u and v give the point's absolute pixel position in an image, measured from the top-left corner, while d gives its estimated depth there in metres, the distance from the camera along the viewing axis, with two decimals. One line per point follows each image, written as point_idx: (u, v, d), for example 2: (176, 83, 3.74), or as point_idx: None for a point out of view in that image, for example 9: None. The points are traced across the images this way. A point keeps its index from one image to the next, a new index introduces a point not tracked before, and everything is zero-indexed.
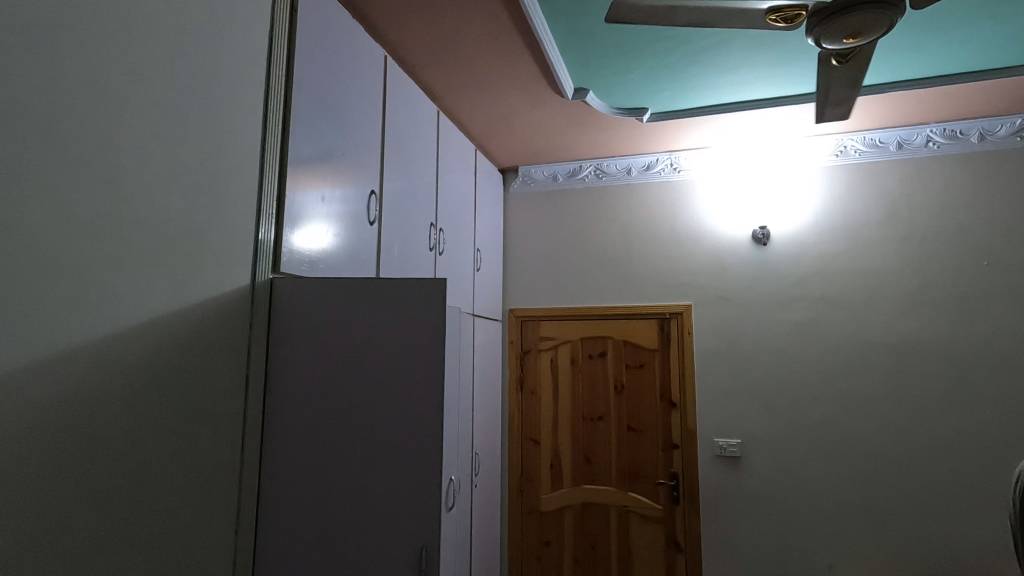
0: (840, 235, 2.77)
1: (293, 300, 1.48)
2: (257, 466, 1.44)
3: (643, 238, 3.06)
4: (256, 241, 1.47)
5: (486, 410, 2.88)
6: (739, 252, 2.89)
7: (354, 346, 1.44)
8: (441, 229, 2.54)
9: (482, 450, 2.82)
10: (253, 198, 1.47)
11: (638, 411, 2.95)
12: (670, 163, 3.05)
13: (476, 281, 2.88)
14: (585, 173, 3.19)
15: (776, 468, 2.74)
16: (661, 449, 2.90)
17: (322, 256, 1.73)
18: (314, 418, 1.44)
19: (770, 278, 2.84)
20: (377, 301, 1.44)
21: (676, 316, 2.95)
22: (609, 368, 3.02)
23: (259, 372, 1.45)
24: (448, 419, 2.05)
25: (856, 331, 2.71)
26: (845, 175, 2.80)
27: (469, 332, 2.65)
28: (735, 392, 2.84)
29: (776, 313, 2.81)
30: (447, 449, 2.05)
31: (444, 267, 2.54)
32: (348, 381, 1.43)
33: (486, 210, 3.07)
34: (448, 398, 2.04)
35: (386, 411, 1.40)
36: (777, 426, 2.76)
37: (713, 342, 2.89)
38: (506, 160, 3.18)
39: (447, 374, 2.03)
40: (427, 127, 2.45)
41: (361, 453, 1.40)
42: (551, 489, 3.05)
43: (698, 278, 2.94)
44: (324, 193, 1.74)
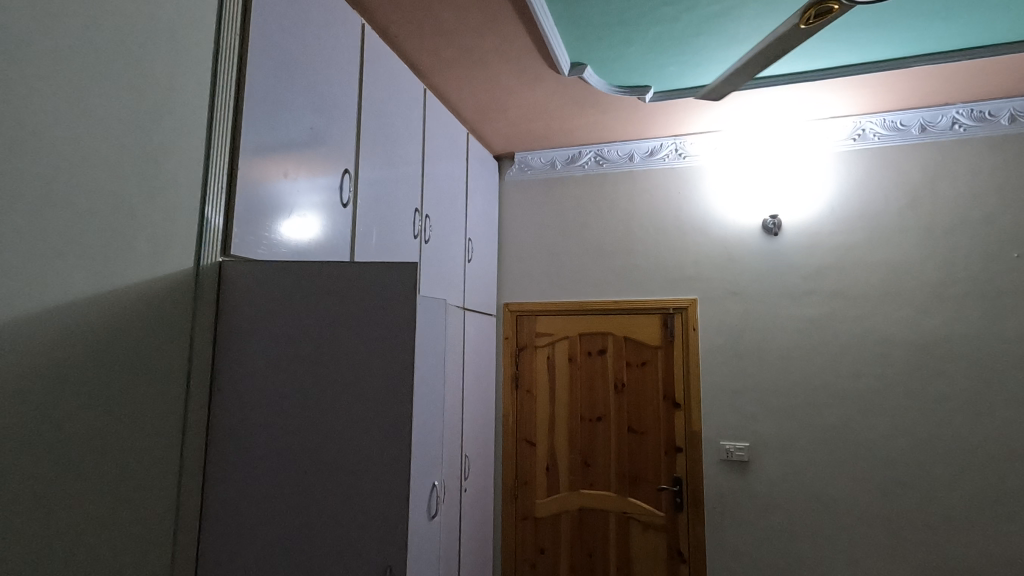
0: (857, 224, 2.58)
1: (245, 284, 1.31)
2: (201, 471, 1.28)
3: (646, 228, 2.88)
4: (202, 220, 1.28)
5: (476, 410, 2.70)
6: (748, 243, 2.71)
7: (315, 337, 1.28)
8: (427, 216, 2.36)
9: (473, 452, 2.65)
10: (199, 170, 1.28)
11: (639, 412, 2.78)
12: (675, 148, 2.86)
13: (467, 272, 2.71)
14: (585, 159, 3.01)
15: (787, 474, 2.56)
16: (663, 453, 2.73)
17: (285, 239, 1.54)
18: (268, 418, 1.27)
19: (781, 270, 2.66)
20: (339, 289, 1.28)
21: (680, 311, 2.78)
22: (610, 366, 2.84)
23: (204, 366, 1.28)
24: (428, 423, 1.88)
25: (875, 326, 2.52)
26: (862, 160, 2.61)
27: (458, 326, 2.48)
28: (743, 391, 2.65)
29: (788, 307, 2.63)
30: (424, 456, 1.87)
31: (431, 256, 2.36)
32: (308, 377, 1.27)
33: (479, 199, 2.89)
34: (426, 400, 1.86)
35: (349, 410, 1.24)
36: (788, 428, 2.58)
37: (720, 339, 2.71)
38: (501, 145, 3.00)
39: (421, 374, 1.83)
40: (414, 105, 2.28)
41: (320, 458, 1.24)
42: (547, 493, 2.89)
43: (704, 271, 2.76)
44: (289, 169, 1.55)
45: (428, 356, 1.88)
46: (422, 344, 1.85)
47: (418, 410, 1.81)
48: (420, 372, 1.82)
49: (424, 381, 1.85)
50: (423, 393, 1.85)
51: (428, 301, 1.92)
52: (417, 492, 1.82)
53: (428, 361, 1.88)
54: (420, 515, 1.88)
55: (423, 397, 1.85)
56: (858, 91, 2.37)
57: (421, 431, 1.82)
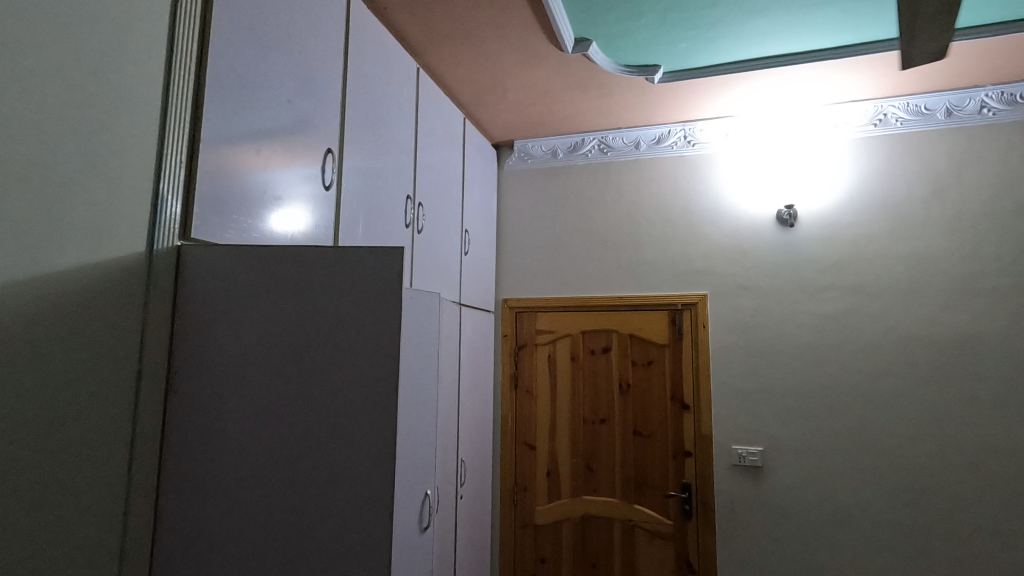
0: (878, 215, 2.43)
1: (206, 272, 1.15)
2: (153, 486, 1.11)
3: (653, 220, 2.73)
4: (155, 197, 1.12)
5: (473, 412, 2.55)
6: (762, 235, 2.56)
7: (287, 332, 1.12)
8: (420, 204, 2.19)
9: (469, 457, 2.50)
10: (152, 141, 1.12)
11: (645, 414, 2.63)
12: (683, 135, 2.71)
13: (464, 266, 2.55)
14: (588, 147, 2.85)
15: (803, 480, 2.40)
16: (671, 457, 2.58)
17: (260, 223, 1.37)
18: (233, 425, 1.11)
19: (797, 263, 2.50)
20: (313, 278, 1.12)
21: (689, 307, 2.62)
22: (614, 365, 2.69)
23: (158, 365, 1.12)
24: (417, 427, 1.72)
25: (897, 323, 2.37)
26: (883, 147, 2.45)
27: (452, 323, 2.32)
28: (756, 392, 2.50)
29: (804, 303, 2.48)
30: (411, 464, 1.71)
31: (424, 248, 2.20)
32: (279, 377, 1.11)
33: (476, 188, 2.74)
34: (413, 403, 1.70)
35: (325, 416, 1.08)
36: (804, 431, 2.43)
37: (732, 337, 2.55)
38: (500, 132, 2.85)
39: (407, 374, 1.67)
40: (406, 85, 2.12)
41: (292, 470, 1.08)
42: (547, 499, 2.73)
43: (715, 264, 2.61)
44: (263, 145, 1.38)
45: (417, 354, 1.72)
46: (409, 340, 1.69)
47: (403, 415, 1.65)
48: (405, 371, 1.66)
49: (410, 382, 1.69)
50: (411, 394, 1.69)
51: (419, 293, 1.77)
52: (405, 502, 1.66)
53: (416, 360, 1.72)
54: (410, 527, 1.72)
55: (410, 400, 1.69)
56: (881, 71, 2.21)
57: (407, 437, 1.67)
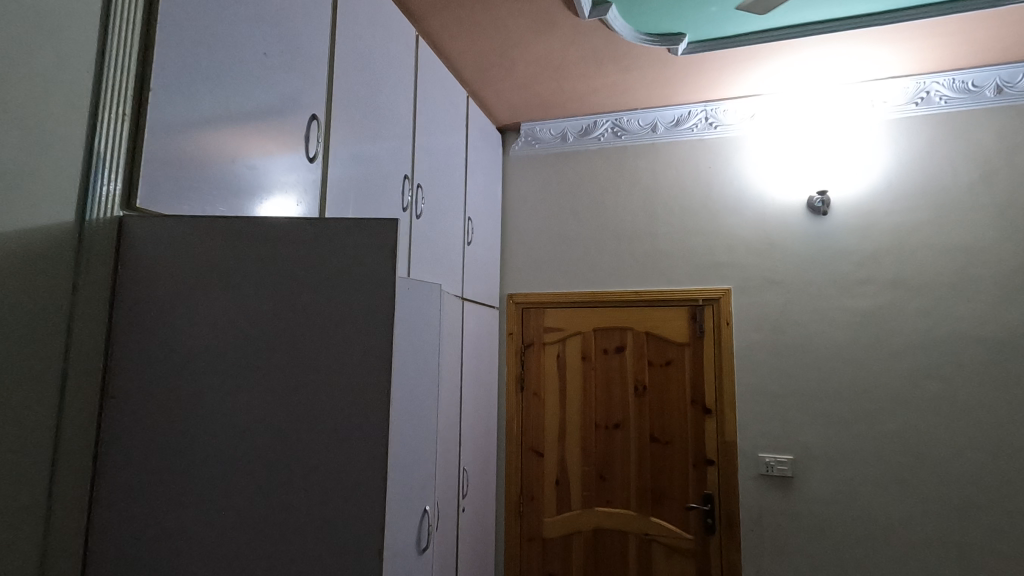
0: (920, 201, 2.22)
1: (155, 249, 0.93)
2: (82, 516, 0.88)
3: (671, 209, 2.52)
4: (89, 151, 0.88)
5: (476, 416, 2.34)
6: (791, 224, 2.35)
7: (256, 323, 0.91)
8: (419, 186, 1.98)
9: (472, 465, 2.29)
10: (86, 81, 0.89)
11: (663, 419, 2.42)
12: (705, 116, 2.49)
13: (466, 257, 2.34)
14: (601, 130, 2.64)
15: (837, 492, 2.20)
16: (691, 466, 2.37)
17: (232, 194, 1.15)
18: (187, 440, 0.89)
19: (830, 255, 2.30)
20: (289, 260, 0.91)
21: (710, 303, 2.42)
22: (629, 366, 2.48)
23: (87, 367, 0.88)
24: (413, 437, 1.51)
25: (940, 320, 2.16)
26: (926, 128, 2.25)
27: (454, 319, 2.11)
28: (785, 395, 2.29)
29: (838, 298, 2.27)
30: (407, 478, 1.50)
31: (424, 235, 1.99)
32: (246, 379, 0.90)
33: (479, 173, 2.52)
34: (409, 408, 1.49)
35: (303, 427, 0.88)
36: (838, 438, 2.22)
37: (758, 335, 2.35)
38: (506, 113, 2.64)
39: (400, 376, 1.46)
40: (404, 53, 1.90)
41: (262, 496, 0.87)
42: (556, 511, 2.52)
43: (740, 256, 2.40)
44: (233, 103, 1.15)
45: (412, 352, 1.52)
46: (403, 336, 1.48)
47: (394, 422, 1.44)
48: (398, 374, 1.45)
49: (403, 384, 1.48)
50: (406, 398, 1.48)
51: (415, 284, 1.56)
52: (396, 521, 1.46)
53: (411, 358, 1.51)
54: (405, 548, 1.51)
55: (405, 404, 1.48)
56: (929, 43, 2.00)
57: (401, 448, 1.46)
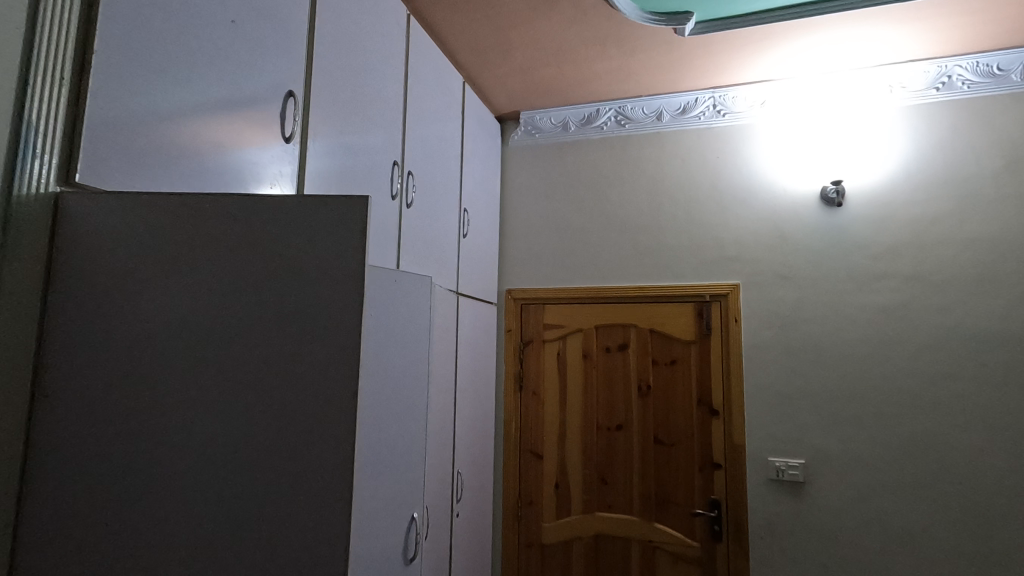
0: (941, 192, 2.10)
1: (95, 230, 0.83)
2: (9, 531, 0.78)
3: (677, 201, 2.41)
4: (19, 116, 0.77)
5: (471, 417, 2.23)
6: (804, 216, 2.23)
7: (210, 312, 0.81)
8: (410, 173, 1.87)
9: (468, 467, 2.18)
10: (16, 38, 0.78)
11: (668, 420, 2.31)
12: (713, 104, 2.38)
13: (462, 250, 2.24)
14: (604, 118, 2.53)
15: (851, 498, 2.08)
16: (697, 469, 2.26)
17: (192, 171, 1.06)
18: (130, 443, 0.79)
19: (845, 248, 2.18)
20: (247, 243, 0.82)
21: (718, 299, 2.31)
22: (632, 365, 2.38)
23: (16, 362, 0.78)
24: (398, 440, 1.41)
25: (962, 317, 2.04)
26: (947, 114, 2.13)
27: (448, 314, 2.00)
28: (797, 396, 2.18)
29: (853, 294, 2.16)
30: (392, 484, 1.40)
31: (415, 226, 1.89)
32: (198, 375, 0.80)
33: (476, 163, 2.42)
34: (392, 408, 1.39)
35: (264, 427, 0.79)
36: (852, 441, 2.11)
37: (768, 333, 2.23)
38: (504, 101, 2.53)
39: (372, 375, 1.33)
40: (395, 32, 1.79)
41: (215, 505, 0.78)
42: (556, 515, 2.42)
43: (749, 250, 2.29)
44: (195, 72, 1.05)
45: (391, 350, 1.39)
46: (379, 330, 1.36)
47: (370, 423, 1.32)
48: (370, 372, 1.32)
49: (376, 383, 1.34)
50: (379, 400, 1.35)
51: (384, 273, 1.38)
52: (370, 535, 1.33)
53: (395, 356, 1.40)
54: (391, 559, 1.41)
55: (385, 405, 1.37)
56: (952, 22, 1.88)
57: (378, 452, 1.34)
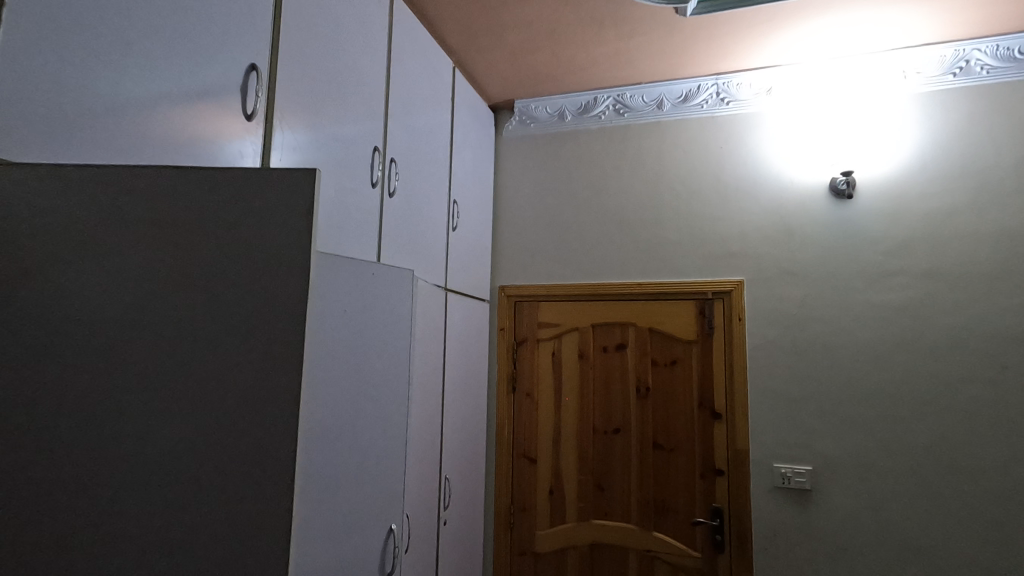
0: (958, 184, 1.99)
1: (2, 205, 0.72)
2: None
3: (677, 194, 2.29)
4: None
5: (461, 419, 2.13)
6: (812, 209, 2.12)
7: (137, 301, 0.70)
8: (393, 160, 1.76)
9: (456, 472, 2.07)
10: None
11: (668, 423, 2.20)
12: (716, 91, 2.26)
13: (451, 244, 2.13)
14: (602, 107, 2.41)
15: (861, 508, 1.97)
16: (698, 475, 2.14)
17: (138, 140, 0.94)
18: (36, 453, 0.68)
19: (855, 243, 2.06)
20: (181, 224, 0.71)
21: (720, 297, 2.19)
22: (630, 365, 2.26)
23: None
24: (373, 446, 1.30)
25: (979, 317, 1.92)
26: (964, 102, 2.01)
27: (435, 311, 1.89)
28: (804, 399, 2.06)
29: (863, 291, 2.04)
30: (368, 493, 1.29)
31: (399, 217, 1.78)
32: (123, 372, 0.69)
33: (467, 153, 2.31)
34: (366, 411, 1.28)
35: (196, 431, 0.68)
36: (862, 447, 1.99)
37: (774, 332, 2.12)
38: (498, 88, 2.42)
39: (323, 376, 1.17)
40: (376, 9, 1.68)
41: (136, 523, 0.67)
42: (550, 523, 2.31)
43: (754, 245, 2.17)
44: (135, 37, 0.94)
45: (359, 348, 1.26)
46: (352, 325, 1.24)
47: (340, 428, 1.20)
48: (322, 372, 1.17)
49: (347, 383, 1.23)
50: (340, 404, 1.20)
51: (339, 266, 1.21)
52: (325, 558, 1.17)
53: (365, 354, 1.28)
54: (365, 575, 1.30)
55: (359, 406, 1.26)
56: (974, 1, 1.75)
57: (349, 459, 1.23)
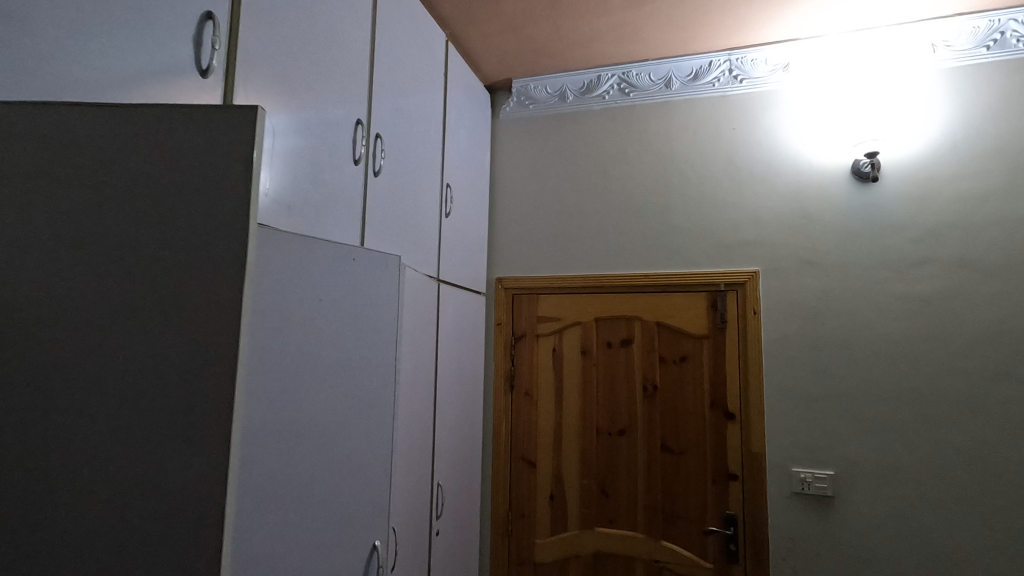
0: (992, 166, 1.83)
1: None
2: None
3: (687, 179, 2.14)
4: None
5: (455, 420, 1.97)
6: (832, 193, 1.97)
7: (63, 275, 0.59)
8: (379, 136, 1.60)
9: (450, 478, 1.92)
10: None
11: (677, 424, 2.05)
12: (729, 68, 2.10)
13: (443, 232, 1.97)
14: (606, 86, 2.26)
15: (887, 516, 1.82)
16: (710, 480, 2.00)
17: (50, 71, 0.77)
18: None
19: (879, 230, 1.92)
20: (110, 175, 0.60)
21: (733, 288, 2.04)
22: (636, 362, 2.11)
23: None
24: (356, 453, 1.14)
25: (1016, 310, 1.78)
26: (1000, 76, 1.85)
27: (426, 303, 1.74)
28: (824, 398, 1.92)
29: (888, 282, 1.89)
30: (349, 506, 1.13)
31: (385, 199, 1.62)
32: (42, 360, 0.58)
33: (462, 134, 2.15)
34: (347, 412, 1.12)
35: (138, 427, 0.58)
36: (888, 451, 1.84)
37: (792, 326, 1.97)
38: (495, 66, 2.25)
39: (279, 374, 0.97)
40: None
41: (62, 534, 0.57)
42: (551, 531, 2.16)
43: (769, 232, 2.02)
44: None
45: (338, 340, 1.10)
46: (326, 314, 1.08)
47: (318, 433, 1.04)
48: (283, 369, 0.98)
49: (324, 381, 1.06)
50: (314, 406, 1.04)
51: (290, 244, 1.00)
52: None
53: (342, 347, 1.11)
54: None
55: (339, 406, 1.10)
56: None
57: (328, 468, 1.07)
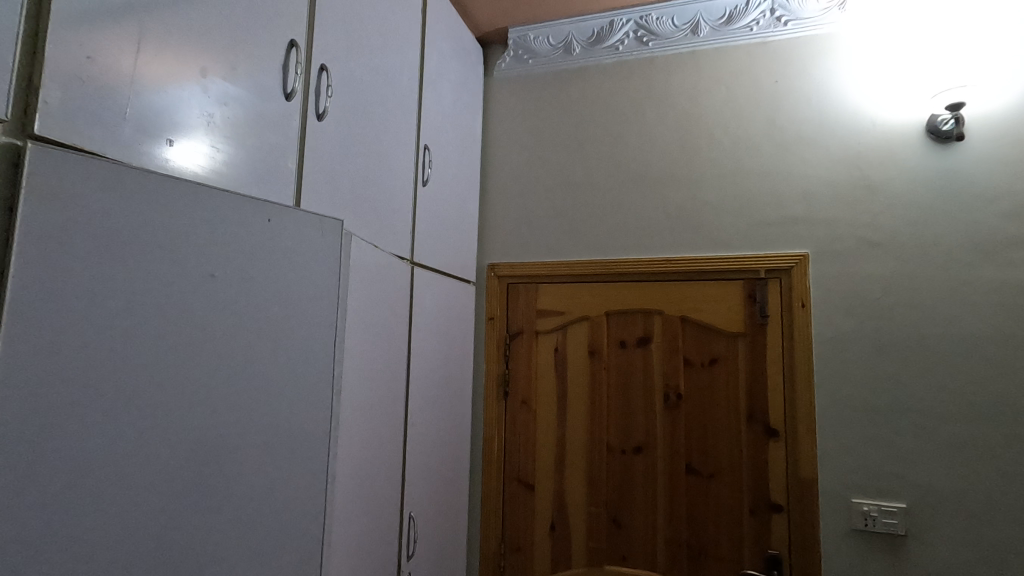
0: None
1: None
2: None
3: (719, 143, 1.77)
4: None
5: (433, 434, 1.61)
6: (902, 158, 1.59)
7: None
8: (324, 69, 1.18)
9: (424, 507, 1.55)
10: None
11: (706, 441, 1.67)
12: (771, 8, 1.73)
13: (420, 203, 1.60)
14: (620, 34, 1.89)
15: (973, 563, 1.44)
16: (747, 511, 1.62)
17: None
18: None
19: (962, 203, 1.53)
20: None
21: (776, 276, 1.67)
22: (655, 364, 1.74)
23: None
24: (229, 481, 0.82)
25: None
26: None
27: (393, 289, 1.38)
28: (891, 412, 1.53)
29: (975, 268, 1.51)
30: (221, 558, 0.81)
31: (340, 153, 1.23)
32: None
33: (446, 89, 1.79)
34: (211, 423, 0.80)
35: None
36: (975, 480, 1.46)
37: (850, 322, 1.59)
38: (488, 9, 1.88)
39: (74, 363, 0.65)
40: None
41: None
42: (551, 567, 1.79)
43: (821, 205, 1.65)
44: None
45: None
46: (177, 285, 0.77)
47: (152, 451, 0.73)
48: (81, 356, 0.66)
49: (166, 376, 0.75)
50: None
51: (86, 180, 0.68)
52: None
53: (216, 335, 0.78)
54: None
55: (196, 415, 0.78)
56: None
57: (176, 501, 0.75)
